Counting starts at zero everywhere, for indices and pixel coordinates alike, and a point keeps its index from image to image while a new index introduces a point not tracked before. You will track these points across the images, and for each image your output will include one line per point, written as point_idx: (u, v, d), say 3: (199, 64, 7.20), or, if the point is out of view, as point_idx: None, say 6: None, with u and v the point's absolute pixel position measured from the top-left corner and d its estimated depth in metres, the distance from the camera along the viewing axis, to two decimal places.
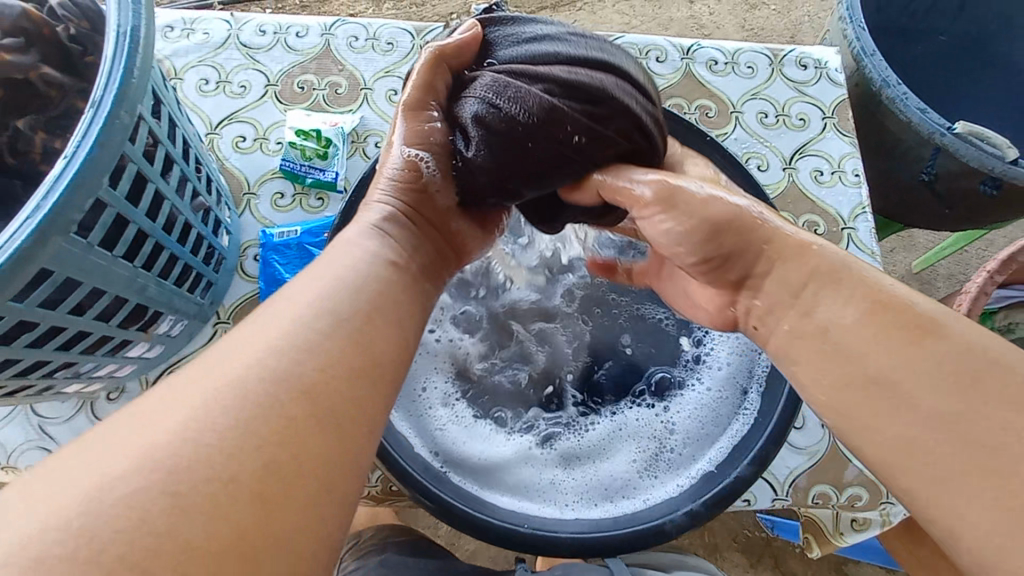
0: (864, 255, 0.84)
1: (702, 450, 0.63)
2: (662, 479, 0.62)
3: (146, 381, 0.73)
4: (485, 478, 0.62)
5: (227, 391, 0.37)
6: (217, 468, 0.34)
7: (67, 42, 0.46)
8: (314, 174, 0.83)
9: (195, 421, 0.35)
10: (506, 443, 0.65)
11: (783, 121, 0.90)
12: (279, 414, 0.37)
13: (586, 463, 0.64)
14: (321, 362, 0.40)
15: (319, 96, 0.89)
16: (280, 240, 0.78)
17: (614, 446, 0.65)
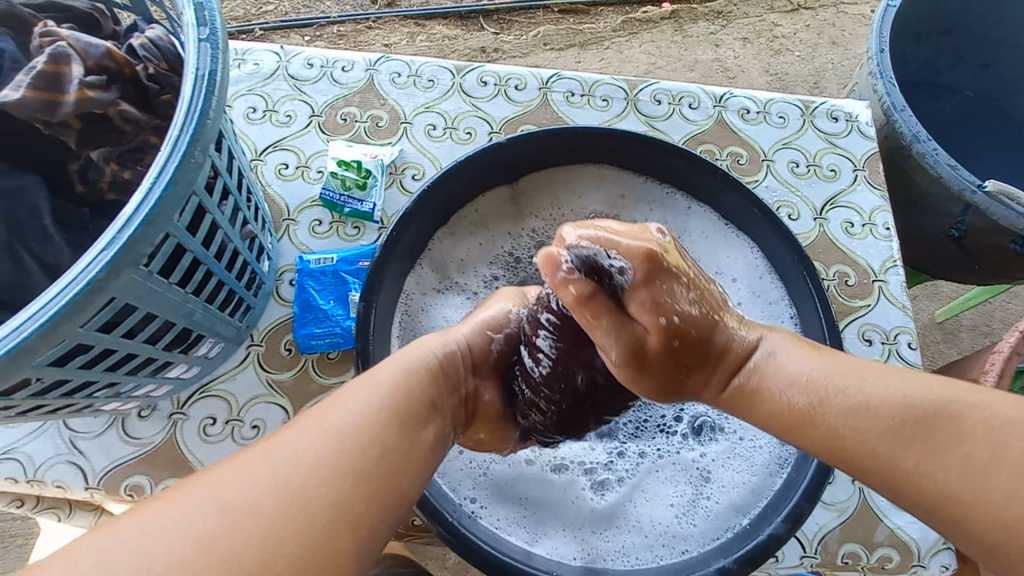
0: (895, 309, 0.83)
1: (736, 502, 0.62)
2: (698, 531, 0.61)
3: (178, 400, 0.74)
4: (515, 522, 0.61)
5: (279, 479, 0.41)
6: (263, 551, 0.38)
7: (146, 81, 0.49)
8: (351, 204, 0.85)
9: (255, 506, 0.40)
10: (536, 485, 0.64)
11: (815, 171, 0.91)
12: (321, 509, 0.41)
13: (618, 506, 0.63)
14: (357, 452, 0.45)
15: (361, 128, 0.92)
16: (317, 267, 0.80)
17: (646, 490, 0.64)
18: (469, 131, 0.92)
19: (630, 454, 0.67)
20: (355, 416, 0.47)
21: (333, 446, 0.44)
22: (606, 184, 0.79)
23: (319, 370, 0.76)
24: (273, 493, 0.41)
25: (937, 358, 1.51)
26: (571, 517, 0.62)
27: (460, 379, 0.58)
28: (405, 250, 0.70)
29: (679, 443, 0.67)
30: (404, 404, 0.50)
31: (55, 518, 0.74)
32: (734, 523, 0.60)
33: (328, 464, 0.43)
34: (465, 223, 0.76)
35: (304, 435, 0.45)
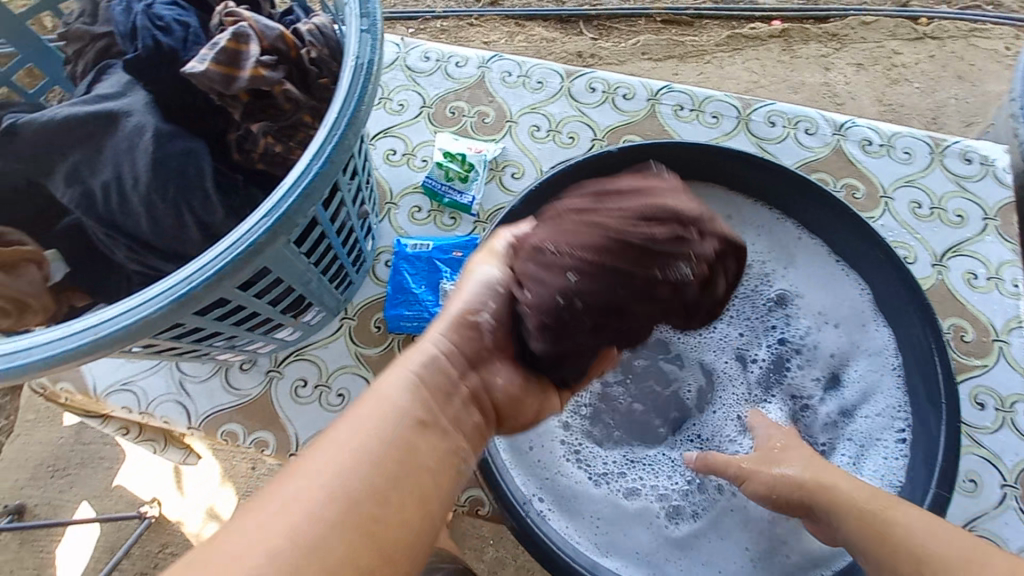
0: (1016, 374, 0.76)
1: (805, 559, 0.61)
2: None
3: (275, 358, 0.79)
4: (582, 529, 0.63)
5: (266, 535, 0.39)
6: None
7: (307, 65, 0.53)
8: (451, 195, 0.88)
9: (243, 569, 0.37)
10: (603, 496, 0.65)
11: (938, 215, 0.85)
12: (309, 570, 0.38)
13: (682, 539, 0.63)
14: (341, 500, 0.41)
15: (467, 123, 0.95)
16: (412, 252, 0.83)
17: (715, 527, 0.64)
18: (572, 136, 0.93)
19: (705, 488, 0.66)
20: (336, 456, 0.42)
21: (330, 487, 0.41)
22: (713, 203, 0.77)
23: (404, 350, 0.80)
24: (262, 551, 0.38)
25: None
26: (636, 537, 0.63)
27: (454, 381, 0.49)
28: None
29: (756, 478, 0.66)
30: (391, 414, 0.45)
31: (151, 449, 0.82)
32: None
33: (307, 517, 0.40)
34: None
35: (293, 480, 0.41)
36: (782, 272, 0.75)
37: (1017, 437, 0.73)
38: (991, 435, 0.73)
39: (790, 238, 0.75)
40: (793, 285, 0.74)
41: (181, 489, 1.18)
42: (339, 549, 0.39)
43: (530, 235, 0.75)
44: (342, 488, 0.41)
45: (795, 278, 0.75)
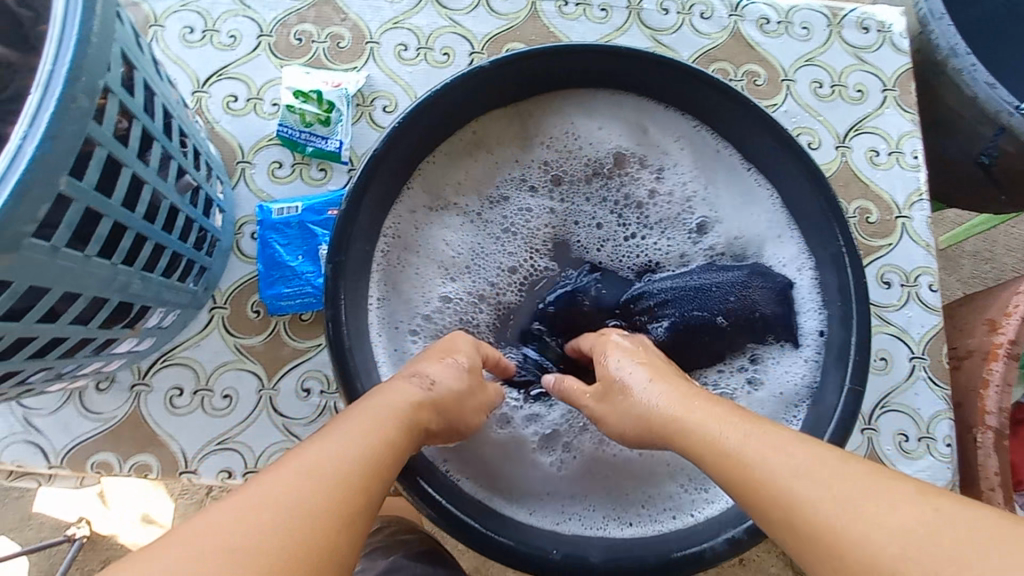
0: (917, 247, 0.76)
1: None
2: (680, 507, 0.57)
3: (138, 370, 0.67)
4: (490, 484, 0.58)
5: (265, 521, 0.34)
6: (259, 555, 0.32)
7: (16, 8, 0.38)
8: (314, 142, 0.74)
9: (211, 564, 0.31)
10: (517, 451, 0.60)
11: (839, 92, 0.81)
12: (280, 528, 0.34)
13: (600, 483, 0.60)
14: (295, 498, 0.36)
15: (320, 51, 0.79)
16: (280, 218, 0.71)
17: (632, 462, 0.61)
18: (447, 52, 0.79)
19: None
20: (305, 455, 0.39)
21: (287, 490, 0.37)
22: (627, 116, 0.69)
23: (292, 333, 0.69)
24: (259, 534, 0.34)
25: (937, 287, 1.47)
26: (548, 482, 0.59)
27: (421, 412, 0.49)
28: (376, 197, 0.59)
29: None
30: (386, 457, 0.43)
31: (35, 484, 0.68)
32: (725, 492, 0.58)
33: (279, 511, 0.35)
34: (458, 155, 0.67)
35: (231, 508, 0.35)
36: (702, 187, 0.68)
37: (919, 309, 0.75)
38: (897, 312, 0.74)
39: (704, 146, 0.68)
40: (718, 207, 0.68)
41: (105, 501, 1.10)
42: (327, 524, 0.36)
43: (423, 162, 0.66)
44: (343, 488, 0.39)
45: (719, 202, 0.68)
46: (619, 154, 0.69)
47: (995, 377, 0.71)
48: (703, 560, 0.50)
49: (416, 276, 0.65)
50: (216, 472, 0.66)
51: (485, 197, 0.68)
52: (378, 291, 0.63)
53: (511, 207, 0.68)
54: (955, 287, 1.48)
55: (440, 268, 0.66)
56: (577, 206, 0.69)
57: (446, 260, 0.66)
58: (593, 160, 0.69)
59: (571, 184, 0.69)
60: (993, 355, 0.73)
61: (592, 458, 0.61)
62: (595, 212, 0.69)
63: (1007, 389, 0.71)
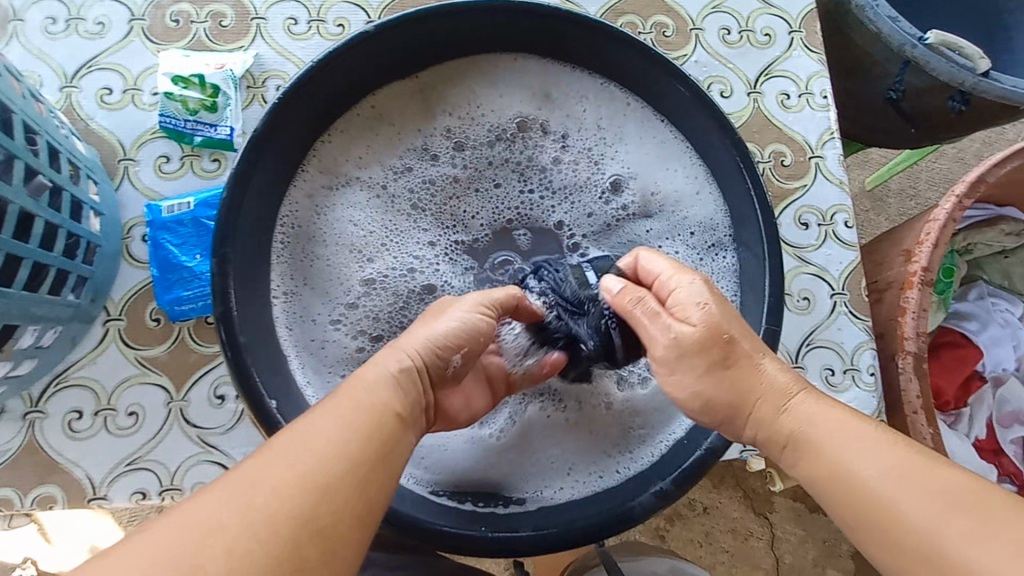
0: (831, 186, 0.77)
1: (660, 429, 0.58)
2: (625, 467, 0.56)
3: (30, 397, 0.62)
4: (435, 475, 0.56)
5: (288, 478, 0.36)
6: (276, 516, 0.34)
7: None
8: (202, 131, 0.68)
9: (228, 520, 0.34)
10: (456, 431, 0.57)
11: (747, 38, 0.80)
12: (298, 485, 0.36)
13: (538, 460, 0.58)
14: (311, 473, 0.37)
15: (200, 31, 0.72)
16: (171, 216, 0.65)
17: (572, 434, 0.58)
18: (341, 24, 0.74)
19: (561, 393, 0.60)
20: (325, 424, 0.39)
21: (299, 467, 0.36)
22: (534, 77, 0.66)
23: (197, 338, 0.64)
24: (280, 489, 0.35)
25: (867, 227, 1.53)
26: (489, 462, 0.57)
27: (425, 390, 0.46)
28: (266, 181, 0.55)
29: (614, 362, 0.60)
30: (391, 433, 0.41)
31: None
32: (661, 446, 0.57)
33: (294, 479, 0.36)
34: (355, 131, 0.63)
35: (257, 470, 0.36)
36: (610, 137, 0.66)
37: (837, 247, 0.76)
38: (816, 252, 0.75)
39: (615, 99, 0.65)
40: (628, 159, 0.66)
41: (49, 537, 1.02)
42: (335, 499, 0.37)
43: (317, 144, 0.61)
44: (334, 471, 0.37)
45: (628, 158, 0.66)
46: (522, 118, 0.66)
47: (910, 305, 0.74)
48: (633, 517, 0.50)
49: (323, 264, 0.61)
50: (130, 495, 0.61)
51: (387, 170, 0.64)
52: (285, 279, 0.59)
53: (416, 178, 0.64)
54: (884, 226, 1.54)
55: (350, 253, 0.62)
56: (484, 172, 0.65)
57: (352, 243, 0.62)
58: (499, 124, 0.66)
59: (477, 149, 0.65)
60: (909, 283, 0.75)
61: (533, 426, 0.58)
62: (506, 173, 0.65)
63: (923, 316, 0.74)
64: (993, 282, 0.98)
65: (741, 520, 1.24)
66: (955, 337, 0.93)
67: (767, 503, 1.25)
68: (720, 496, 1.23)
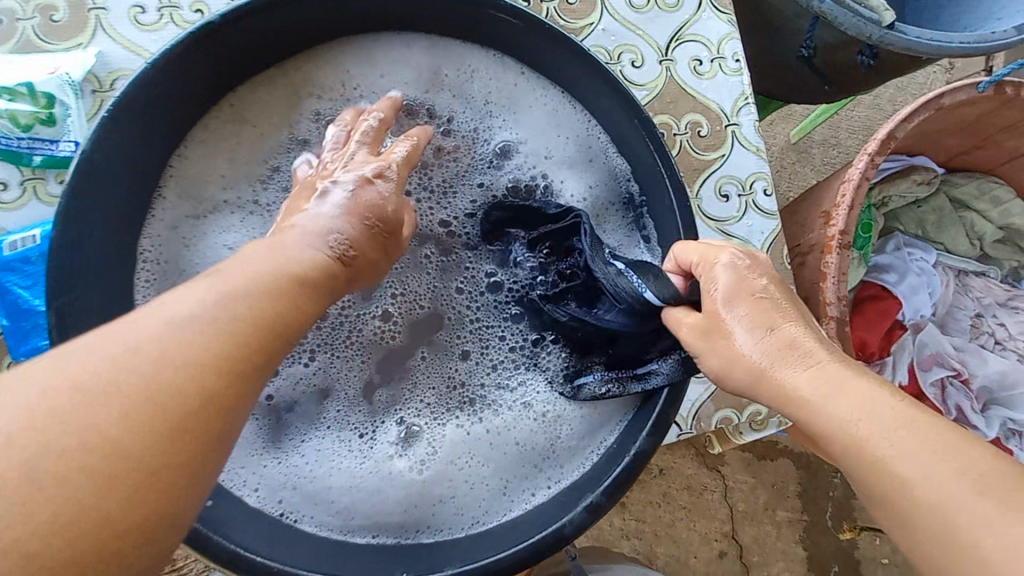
0: (749, 154, 0.75)
1: (572, 448, 0.56)
2: (543, 483, 0.55)
3: None
4: (346, 519, 0.52)
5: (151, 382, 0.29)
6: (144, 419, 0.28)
7: None
8: (43, 150, 0.58)
9: (99, 419, 0.28)
10: (364, 467, 0.55)
11: (655, 1, 0.76)
12: (166, 411, 0.29)
13: (451, 479, 0.55)
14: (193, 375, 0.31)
15: (28, 30, 0.61)
16: (15, 254, 0.56)
17: (485, 449, 0.56)
18: (200, 9, 0.64)
19: (474, 402, 0.58)
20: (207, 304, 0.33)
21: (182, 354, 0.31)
22: (418, 64, 0.60)
23: None
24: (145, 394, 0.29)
25: (795, 180, 1.55)
26: (403, 496, 0.54)
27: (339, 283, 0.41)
28: (106, 210, 0.47)
29: (524, 373, 0.59)
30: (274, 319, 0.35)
31: None
32: (574, 467, 0.55)
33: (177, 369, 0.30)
34: (219, 141, 0.56)
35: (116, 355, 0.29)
36: (502, 121, 0.61)
37: (758, 217, 0.75)
38: (738, 224, 0.74)
39: (512, 79, 0.60)
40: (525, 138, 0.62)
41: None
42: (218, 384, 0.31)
43: (173, 160, 0.54)
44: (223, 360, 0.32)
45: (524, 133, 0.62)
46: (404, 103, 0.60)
47: (831, 269, 0.73)
48: (564, 536, 0.48)
49: None
50: None
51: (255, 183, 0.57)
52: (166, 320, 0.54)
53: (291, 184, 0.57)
54: (810, 177, 1.56)
55: None
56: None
57: None
58: (384, 119, 0.60)
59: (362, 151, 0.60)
60: (828, 247, 0.75)
61: (446, 450, 0.56)
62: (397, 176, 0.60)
63: (843, 279, 0.74)
64: (908, 232, 1.02)
65: (695, 478, 1.27)
66: (876, 290, 0.95)
67: (718, 459, 1.28)
68: (673, 458, 1.26)
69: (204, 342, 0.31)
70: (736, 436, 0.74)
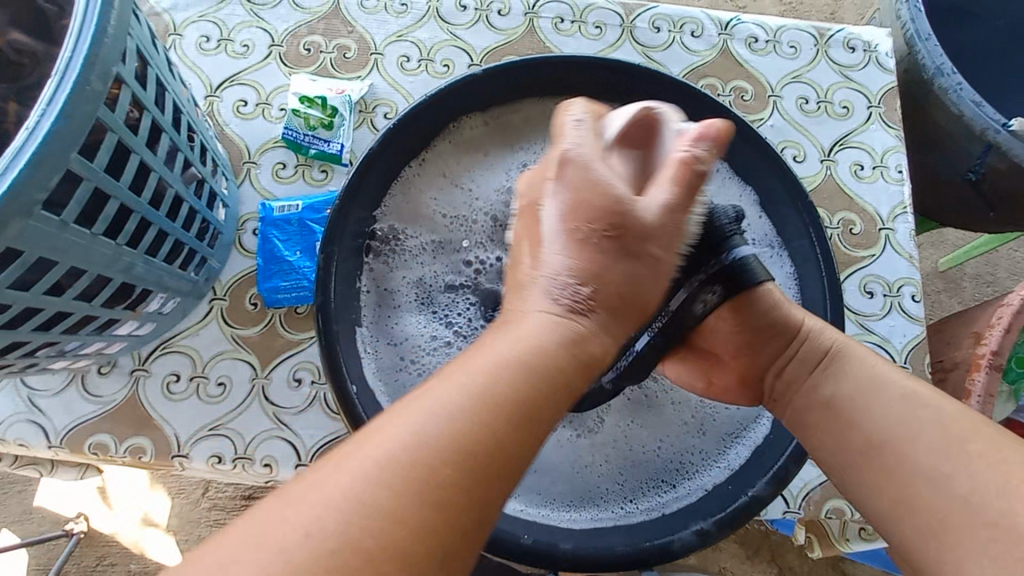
0: (900, 259, 0.78)
1: (727, 430, 0.61)
2: (701, 446, 0.60)
3: (139, 356, 0.70)
4: (542, 488, 0.58)
5: (393, 462, 0.32)
6: (399, 510, 0.31)
7: (41, 4, 0.43)
8: (317, 145, 0.77)
9: (366, 505, 0.31)
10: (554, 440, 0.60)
11: (825, 108, 0.83)
12: (445, 499, 0.32)
13: (615, 461, 0.59)
14: (449, 455, 0.33)
15: (327, 60, 0.83)
16: (280, 215, 0.74)
17: (645, 432, 0.61)
18: (447, 64, 0.83)
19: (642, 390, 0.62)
20: (432, 402, 0.35)
21: (403, 451, 0.33)
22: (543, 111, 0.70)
23: (287, 326, 0.72)
24: (411, 480, 0.32)
25: (937, 308, 1.46)
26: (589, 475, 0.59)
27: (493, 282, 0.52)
28: (370, 192, 0.62)
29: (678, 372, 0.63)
30: (552, 369, 0.38)
31: (38, 473, 0.71)
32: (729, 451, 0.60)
33: (398, 467, 0.32)
34: (431, 175, 0.68)
35: (394, 440, 0.33)
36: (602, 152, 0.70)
37: (901, 319, 0.76)
38: (880, 321, 0.76)
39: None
40: None
41: (109, 501, 1.10)
42: (433, 463, 0.33)
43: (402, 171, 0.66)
44: (468, 458, 0.34)
45: None
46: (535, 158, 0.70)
47: (976, 388, 0.72)
48: (672, 551, 0.52)
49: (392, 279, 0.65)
50: (207, 457, 0.68)
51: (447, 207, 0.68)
52: (369, 282, 0.64)
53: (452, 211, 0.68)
54: (955, 309, 1.47)
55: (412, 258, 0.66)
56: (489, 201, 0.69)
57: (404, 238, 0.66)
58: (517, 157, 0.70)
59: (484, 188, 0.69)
60: (976, 365, 0.74)
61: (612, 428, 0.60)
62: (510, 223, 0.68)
63: (988, 402, 0.72)
64: None
65: None
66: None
67: None
68: (753, 569, 1.12)
69: (454, 407, 0.35)
70: (841, 543, 0.72)
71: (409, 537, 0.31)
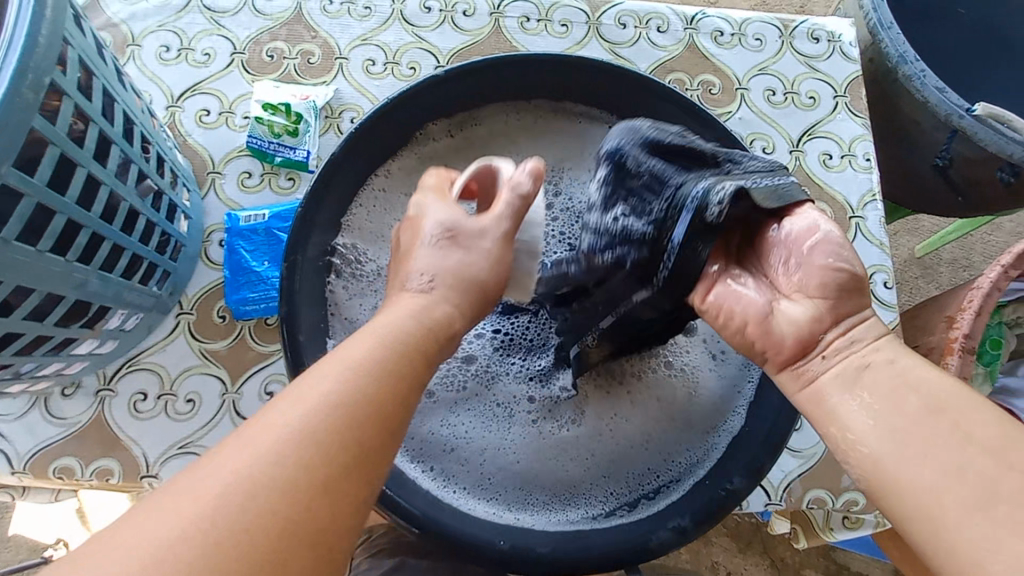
0: (871, 246, 0.78)
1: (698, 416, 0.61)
2: (678, 446, 0.60)
3: (104, 375, 0.68)
4: (508, 482, 0.58)
5: (253, 456, 0.34)
6: (253, 497, 0.32)
7: None
8: (283, 152, 0.76)
9: (218, 500, 0.32)
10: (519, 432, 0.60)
11: (792, 99, 0.84)
12: (297, 483, 0.33)
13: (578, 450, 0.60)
14: (303, 449, 0.34)
15: (291, 66, 0.82)
16: (246, 225, 0.72)
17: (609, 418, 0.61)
18: (413, 66, 0.83)
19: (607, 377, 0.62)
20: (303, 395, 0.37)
21: (261, 447, 0.34)
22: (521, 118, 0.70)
23: (257, 338, 0.70)
24: (258, 471, 0.33)
25: (915, 294, 1.48)
26: (561, 473, 0.59)
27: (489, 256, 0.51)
28: (335, 198, 0.61)
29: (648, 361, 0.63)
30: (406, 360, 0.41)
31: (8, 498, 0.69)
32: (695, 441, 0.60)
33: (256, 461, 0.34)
34: (400, 182, 0.67)
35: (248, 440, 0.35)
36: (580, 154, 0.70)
37: (875, 306, 0.76)
38: None
39: None
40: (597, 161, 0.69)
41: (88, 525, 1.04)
42: (291, 457, 0.34)
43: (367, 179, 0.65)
44: (323, 449, 0.35)
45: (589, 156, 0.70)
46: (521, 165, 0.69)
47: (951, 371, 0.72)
48: (650, 549, 0.52)
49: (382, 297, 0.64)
50: (177, 477, 0.66)
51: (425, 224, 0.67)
52: (337, 300, 0.62)
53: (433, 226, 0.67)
54: (932, 294, 1.49)
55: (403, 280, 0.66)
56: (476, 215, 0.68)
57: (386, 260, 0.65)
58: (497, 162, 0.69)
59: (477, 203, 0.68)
60: (950, 349, 0.74)
61: (592, 425, 0.61)
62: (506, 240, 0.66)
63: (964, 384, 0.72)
64: None
65: None
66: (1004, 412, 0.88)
67: None
68: (745, 562, 1.12)
69: (320, 408, 0.36)
70: (826, 533, 0.74)
71: (268, 526, 0.32)
